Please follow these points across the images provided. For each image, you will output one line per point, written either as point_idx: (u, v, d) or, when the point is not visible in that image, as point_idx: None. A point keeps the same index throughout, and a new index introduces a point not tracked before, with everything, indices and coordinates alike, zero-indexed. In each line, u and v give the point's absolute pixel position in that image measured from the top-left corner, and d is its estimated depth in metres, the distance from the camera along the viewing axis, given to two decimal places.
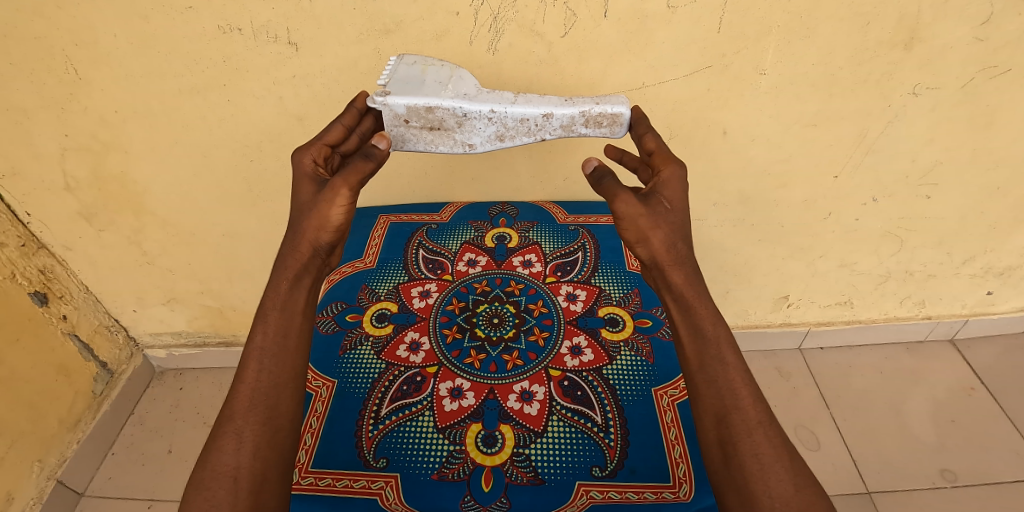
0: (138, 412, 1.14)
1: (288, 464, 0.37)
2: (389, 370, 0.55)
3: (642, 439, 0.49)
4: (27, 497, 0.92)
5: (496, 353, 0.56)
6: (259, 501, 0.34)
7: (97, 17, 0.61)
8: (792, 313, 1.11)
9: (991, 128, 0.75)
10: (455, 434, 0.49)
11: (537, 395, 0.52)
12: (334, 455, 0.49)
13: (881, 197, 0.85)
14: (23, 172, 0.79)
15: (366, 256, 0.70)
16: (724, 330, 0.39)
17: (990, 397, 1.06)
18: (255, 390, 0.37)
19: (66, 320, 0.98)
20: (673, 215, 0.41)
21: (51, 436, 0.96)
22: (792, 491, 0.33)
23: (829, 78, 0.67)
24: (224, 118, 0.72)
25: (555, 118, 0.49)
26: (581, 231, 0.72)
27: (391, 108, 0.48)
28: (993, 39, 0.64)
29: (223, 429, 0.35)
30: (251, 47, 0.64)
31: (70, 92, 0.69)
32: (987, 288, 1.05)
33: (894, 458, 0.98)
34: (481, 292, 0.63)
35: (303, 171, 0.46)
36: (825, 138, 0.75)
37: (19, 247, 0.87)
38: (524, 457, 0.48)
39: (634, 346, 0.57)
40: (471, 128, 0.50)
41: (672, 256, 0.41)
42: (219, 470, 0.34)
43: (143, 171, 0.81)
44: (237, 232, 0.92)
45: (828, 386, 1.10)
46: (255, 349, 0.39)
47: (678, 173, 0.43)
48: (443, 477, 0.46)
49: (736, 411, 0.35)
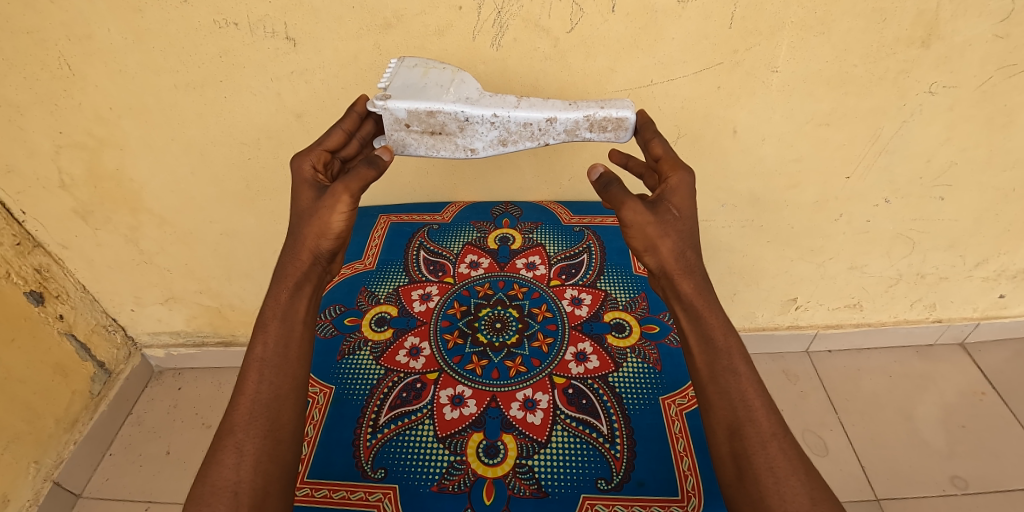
0: (136, 412, 1.13)
1: (289, 478, 0.35)
2: (388, 376, 0.54)
3: (649, 449, 0.47)
4: (23, 499, 0.92)
5: (498, 359, 0.54)
6: None
7: (89, 11, 0.59)
8: (800, 315, 1.09)
9: (1009, 128, 0.73)
10: (457, 443, 0.48)
11: (541, 404, 0.51)
12: (331, 465, 0.47)
13: (894, 198, 0.83)
14: (18, 170, 0.77)
15: (366, 257, 0.68)
16: (735, 340, 0.37)
17: (1001, 402, 1.04)
18: (256, 402, 0.36)
19: (62, 320, 0.97)
20: (681, 223, 0.40)
21: (48, 436, 0.95)
22: (809, 505, 0.31)
23: (843, 76, 0.65)
24: (220, 115, 0.71)
25: (559, 123, 0.47)
26: (586, 232, 0.70)
27: (391, 112, 0.46)
28: (1014, 35, 0.62)
29: (223, 442, 0.34)
30: (247, 43, 0.62)
31: (63, 88, 0.67)
32: (999, 290, 1.03)
33: (902, 464, 0.97)
34: (483, 295, 0.61)
35: (302, 178, 0.44)
36: (837, 138, 0.73)
37: (14, 246, 0.86)
38: (528, 468, 0.46)
39: (641, 353, 0.56)
40: (473, 132, 0.48)
41: (682, 264, 0.39)
42: (220, 485, 0.32)
43: (139, 169, 0.79)
44: (236, 231, 0.90)
45: (835, 390, 1.09)
46: (255, 360, 0.37)
47: (687, 180, 0.41)
48: (443, 489, 0.45)
49: (750, 423, 0.34)
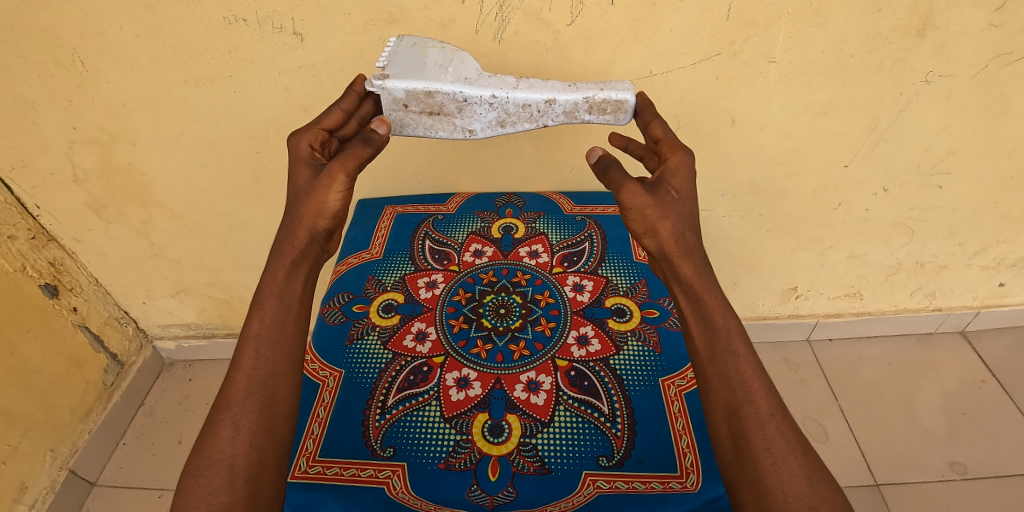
0: (147, 403, 1.15)
1: (284, 451, 0.37)
2: (396, 360, 0.55)
3: (649, 429, 0.49)
4: (40, 487, 0.94)
5: (503, 343, 0.56)
6: (256, 489, 0.33)
7: (103, 9, 0.61)
8: (801, 304, 1.10)
9: (1006, 116, 0.73)
10: (462, 424, 0.49)
11: (544, 385, 0.52)
12: (341, 444, 0.49)
13: (892, 186, 0.84)
14: (32, 164, 0.79)
15: (373, 247, 0.70)
16: (734, 322, 0.38)
17: (1001, 389, 1.05)
18: (252, 378, 0.37)
19: (76, 312, 0.99)
20: (681, 205, 0.41)
21: (63, 426, 0.97)
22: (806, 485, 0.32)
23: (840, 65, 0.66)
24: (229, 108, 0.72)
25: (558, 104, 0.49)
26: (588, 221, 0.72)
27: (390, 92, 0.48)
28: (1008, 24, 0.62)
29: (219, 417, 0.35)
30: (256, 38, 0.63)
31: (77, 84, 0.69)
32: (999, 279, 1.04)
33: (902, 451, 0.98)
34: (487, 282, 0.63)
35: (299, 156, 0.44)
36: (835, 127, 0.74)
37: (29, 239, 0.88)
38: (531, 446, 0.48)
39: (641, 336, 0.57)
40: (471, 113, 0.49)
41: (681, 245, 0.40)
42: (216, 458, 0.33)
43: (150, 163, 0.81)
44: (244, 223, 0.92)
45: (837, 379, 1.10)
46: (251, 336, 0.39)
47: (686, 161, 0.43)
48: (450, 466, 0.47)
49: (748, 404, 0.35)
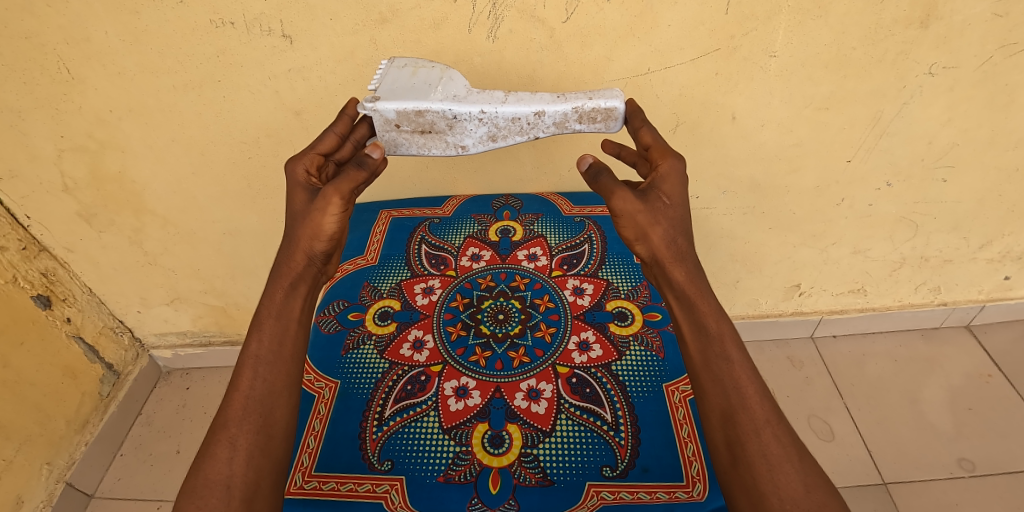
0: (145, 412, 1.14)
1: (280, 472, 0.35)
2: (393, 369, 0.54)
3: (653, 436, 0.48)
4: (37, 500, 0.93)
5: (501, 351, 0.55)
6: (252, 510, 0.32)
7: (86, 13, 0.59)
8: (804, 301, 1.09)
9: (1011, 107, 0.72)
10: (462, 434, 0.48)
11: (545, 393, 0.51)
12: (337, 458, 0.48)
13: (896, 181, 0.83)
14: (21, 174, 0.78)
15: (368, 253, 0.68)
16: (729, 327, 0.37)
17: (1008, 383, 1.04)
18: (249, 398, 0.36)
19: (70, 323, 0.98)
20: (672, 210, 0.40)
21: (59, 438, 0.96)
22: (803, 491, 0.30)
23: (842, 58, 0.64)
24: (220, 113, 0.71)
25: (547, 116, 0.47)
26: (587, 223, 0.70)
27: (381, 114, 0.46)
28: (1013, 14, 0.61)
29: (217, 436, 0.34)
30: (244, 41, 0.62)
31: (63, 92, 0.67)
32: (1005, 272, 1.03)
33: (909, 447, 0.97)
34: (485, 287, 0.62)
35: (295, 181, 0.43)
36: (838, 122, 0.73)
37: (19, 250, 0.87)
38: (532, 458, 0.46)
39: (643, 340, 0.56)
40: (462, 130, 0.48)
41: (673, 251, 0.39)
42: (213, 478, 0.32)
43: (141, 171, 0.79)
44: (238, 229, 0.91)
45: (840, 374, 1.09)
46: (250, 356, 0.37)
47: (677, 166, 0.41)
48: (449, 479, 0.45)
49: (743, 410, 0.33)
